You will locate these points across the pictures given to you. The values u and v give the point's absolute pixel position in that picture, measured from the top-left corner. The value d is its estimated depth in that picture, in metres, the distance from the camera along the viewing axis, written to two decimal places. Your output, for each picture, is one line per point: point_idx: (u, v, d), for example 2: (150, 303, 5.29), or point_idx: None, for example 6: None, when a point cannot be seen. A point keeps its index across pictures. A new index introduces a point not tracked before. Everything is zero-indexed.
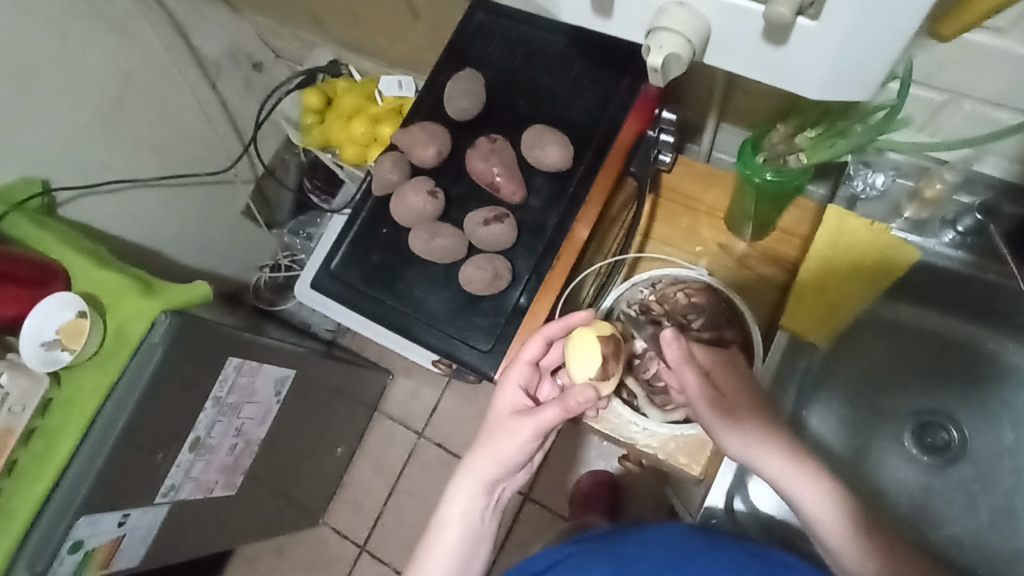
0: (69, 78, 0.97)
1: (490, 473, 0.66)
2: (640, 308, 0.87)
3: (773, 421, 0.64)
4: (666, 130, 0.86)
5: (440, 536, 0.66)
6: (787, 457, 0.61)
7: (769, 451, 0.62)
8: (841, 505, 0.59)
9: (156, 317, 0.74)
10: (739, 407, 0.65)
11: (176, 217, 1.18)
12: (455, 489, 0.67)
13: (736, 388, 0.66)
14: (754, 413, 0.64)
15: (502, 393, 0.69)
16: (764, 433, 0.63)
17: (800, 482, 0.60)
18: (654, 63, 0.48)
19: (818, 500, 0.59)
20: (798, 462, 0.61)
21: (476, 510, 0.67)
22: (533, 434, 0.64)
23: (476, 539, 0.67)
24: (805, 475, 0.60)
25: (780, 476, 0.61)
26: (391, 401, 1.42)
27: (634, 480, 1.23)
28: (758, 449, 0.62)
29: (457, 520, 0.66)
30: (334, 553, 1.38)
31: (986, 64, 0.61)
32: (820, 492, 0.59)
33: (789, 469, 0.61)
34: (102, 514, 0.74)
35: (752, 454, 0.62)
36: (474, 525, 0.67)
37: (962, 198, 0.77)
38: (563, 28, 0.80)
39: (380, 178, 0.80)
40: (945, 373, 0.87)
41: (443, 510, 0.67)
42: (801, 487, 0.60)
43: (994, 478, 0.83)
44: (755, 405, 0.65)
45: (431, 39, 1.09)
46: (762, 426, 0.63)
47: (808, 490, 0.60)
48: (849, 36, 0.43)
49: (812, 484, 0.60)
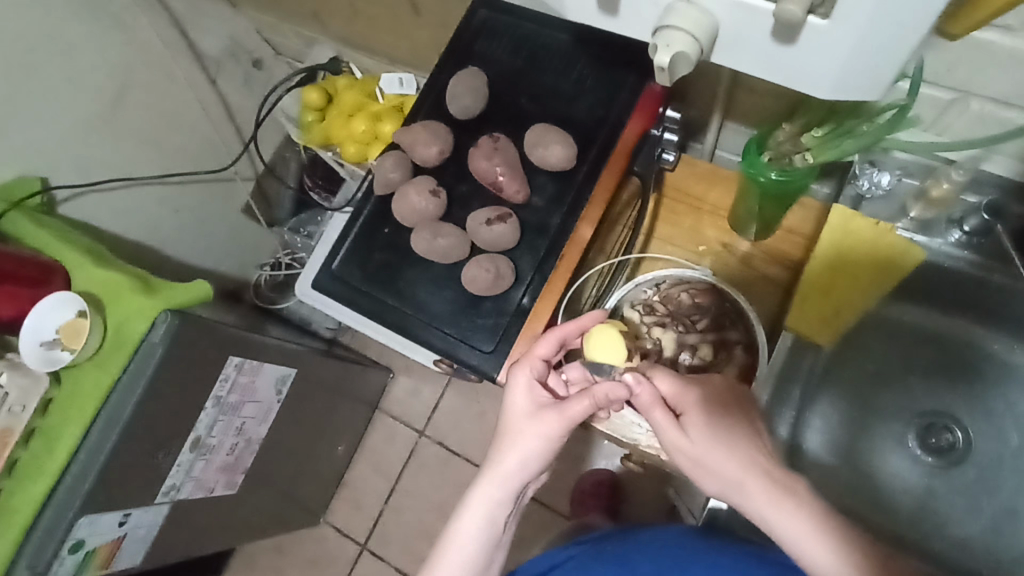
0: (67, 74, 0.96)
1: (517, 475, 0.64)
2: (646, 308, 0.87)
3: (748, 443, 0.58)
4: (670, 129, 0.84)
5: (460, 546, 0.64)
6: (761, 484, 0.54)
7: (741, 487, 0.55)
8: (828, 535, 0.51)
9: (156, 317, 0.73)
10: (706, 431, 0.59)
11: (176, 214, 1.17)
12: (475, 495, 0.64)
13: (708, 407, 0.61)
14: (725, 434, 0.58)
15: (516, 391, 0.66)
16: (732, 457, 0.56)
17: (778, 512, 0.53)
18: (661, 62, 0.48)
19: (794, 530, 0.52)
20: (776, 490, 0.54)
21: (499, 514, 0.64)
22: (562, 429, 0.62)
23: (495, 544, 0.65)
24: (782, 503, 0.53)
25: (759, 507, 0.54)
26: (391, 400, 1.42)
27: (636, 481, 1.23)
28: (731, 485, 0.56)
29: (480, 529, 0.64)
30: (334, 552, 1.37)
31: (994, 62, 0.60)
32: (795, 521, 0.52)
33: (765, 496, 0.54)
34: (103, 514, 0.74)
35: (726, 483, 0.56)
36: (495, 528, 0.65)
37: (969, 197, 0.76)
38: (567, 25, 0.79)
39: (382, 177, 0.80)
40: (950, 373, 0.87)
41: (463, 517, 0.64)
42: (781, 518, 0.53)
43: (999, 480, 0.82)
44: (727, 427, 0.59)
45: (432, 36, 1.08)
46: (732, 450, 0.57)
47: (789, 521, 0.53)
48: (859, 36, 0.43)
49: (793, 514, 0.53)
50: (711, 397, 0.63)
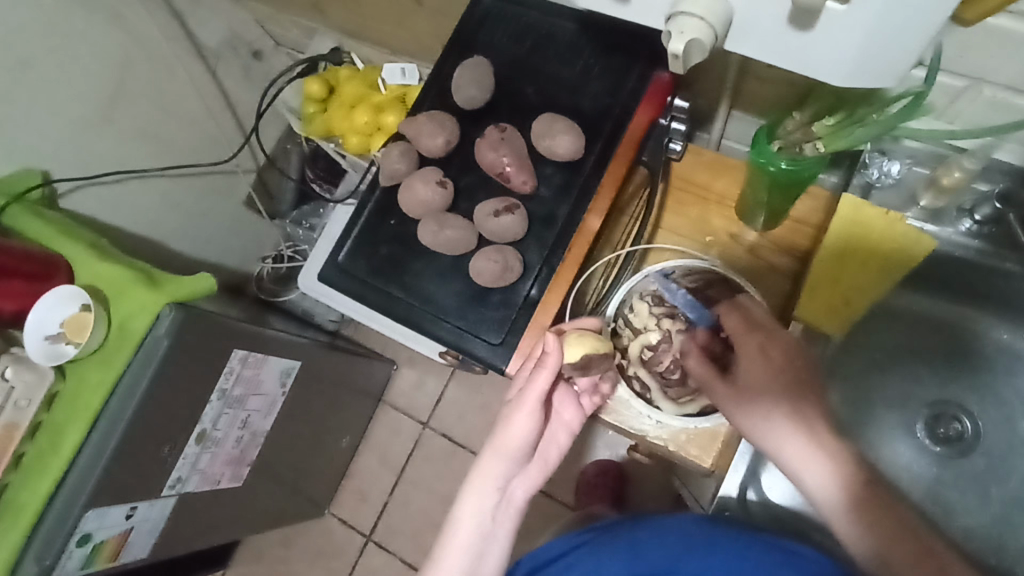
0: (67, 67, 0.95)
1: (501, 462, 0.64)
2: (655, 298, 0.87)
3: (802, 399, 0.60)
4: (678, 118, 0.83)
5: (453, 537, 0.63)
6: (803, 442, 0.59)
7: (787, 442, 0.60)
8: (853, 499, 0.57)
9: (160, 310, 0.73)
10: (762, 383, 0.62)
11: (177, 206, 1.16)
12: (470, 487, 0.64)
13: (763, 360, 0.63)
14: (776, 392, 0.61)
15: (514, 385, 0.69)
16: (780, 413, 0.60)
17: (814, 467, 0.58)
18: (674, 49, 0.47)
19: (823, 487, 0.58)
20: (816, 447, 0.59)
21: (491, 503, 0.64)
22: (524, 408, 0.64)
23: (491, 540, 0.64)
24: (819, 458, 0.58)
25: (796, 460, 0.59)
26: (395, 391, 1.42)
27: (641, 470, 1.23)
28: (775, 439, 0.60)
29: (472, 520, 0.63)
30: (341, 544, 1.38)
31: (1008, 48, 0.59)
32: (827, 478, 0.58)
33: (806, 454, 0.59)
34: (110, 507, 0.73)
35: (772, 437, 0.60)
36: (488, 522, 0.64)
37: (980, 185, 0.76)
38: (572, 13, 0.78)
39: (387, 169, 0.79)
40: (957, 361, 0.87)
41: (456, 508, 0.64)
42: (810, 476, 0.59)
43: (1008, 468, 0.83)
44: (778, 388, 0.61)
45: (436, 26, 1.07)
46: (782, 410, 0.60)
47: (817, 478, 0.58)
48: (876, 21, 0.42)
49: (825, 472, 0.58)
50: (768, 359, 0.63)
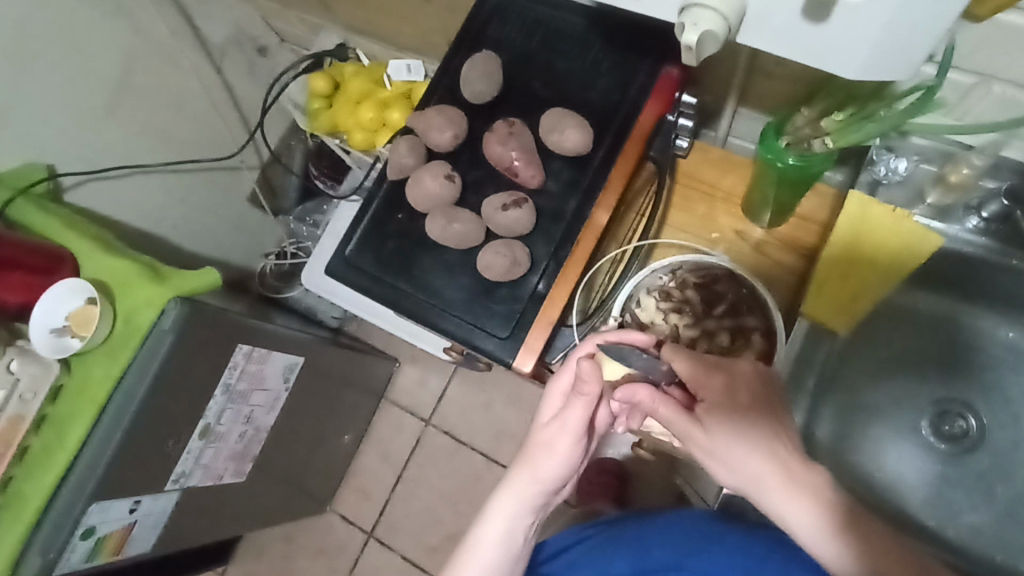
0: (74, 61, 0.95)
1: (535, 489, 0.64)
2: (662, 295, 0.88)
3: (765, 434, 0.56)
4: (685, 115, 0.82)
5: (478, 555, 0.64)
6: (775, 477, 0.54)
7: (760, 479, 0.55)
8: (838, 531, 0.52)
9: (167, 304, 0.73)
10: (724, 417, 0.58)
11: (181, 202, 1.16)
12: (495, 508, 0.64)
13: (718, 398, 0.59)
14: (740, 428, 0.57)
15: (551, 399, 0.66)
16: (745, 449, 0.56)
17: (792, 504, 0.54)
18: (688, 41, 0.47)
19: (805, 524, 0.53)
20: (791, 481, 0.54)
21: (521, 525, 0.65)
22: (567, 437, 0.63)
23: (514, 557, 0.65)
24: (794, 494, 0.53)
25: (773, 497, 0.54)
26: (398, 388, 1.41)
27: (644, 469, 1.22)
28: (747, 477, 0.55)
29: (497, 540, 0.64)
30: (342, 541, 1.38)
31: (1017, 45, 0.60)
32: (808, 513, 0.53)
33: (780, 492, 0.54)
34: (115, 501, 0.73)
35: (742, 477, 0.56)
36: (513, 541, 0.65)
37: (988, 183, 0.75)
38: (580, 8, 0.78)
39: (395, 163, 0.79)
40: (962, 360, 0.87)
41: (480, 527, 0.65)
42: (792, 514, 0.54)
43: (1013, 466, 0.83)
44: (741, 424, 0.57)
45: (443, 23, 1.07)
46: (751, 452, 0.56)
47: (798, 516, 0.53)
48: (892, 11, 0.42)
49: (804, 508, 0.53)
50: (731, 398, 0.59)
